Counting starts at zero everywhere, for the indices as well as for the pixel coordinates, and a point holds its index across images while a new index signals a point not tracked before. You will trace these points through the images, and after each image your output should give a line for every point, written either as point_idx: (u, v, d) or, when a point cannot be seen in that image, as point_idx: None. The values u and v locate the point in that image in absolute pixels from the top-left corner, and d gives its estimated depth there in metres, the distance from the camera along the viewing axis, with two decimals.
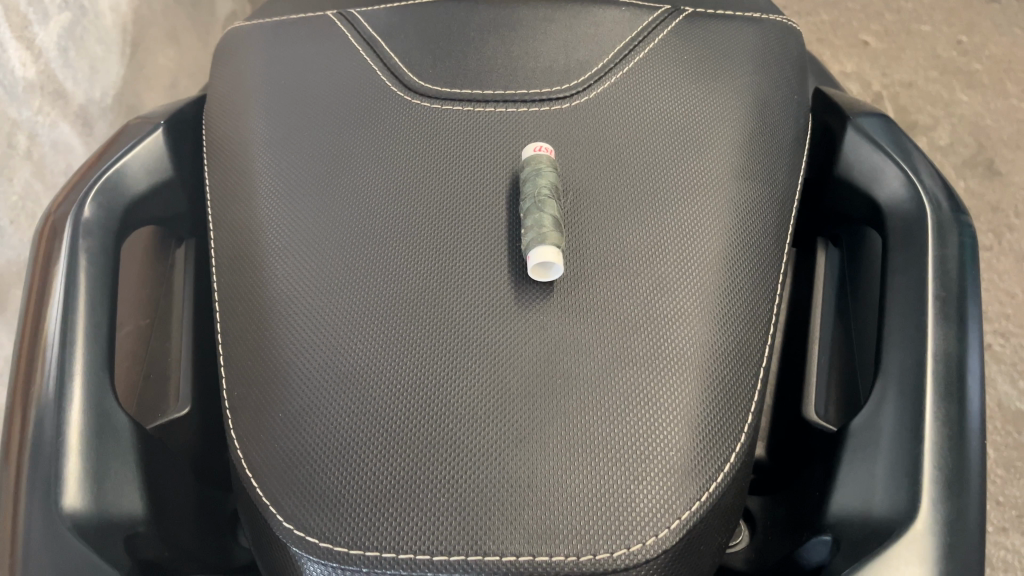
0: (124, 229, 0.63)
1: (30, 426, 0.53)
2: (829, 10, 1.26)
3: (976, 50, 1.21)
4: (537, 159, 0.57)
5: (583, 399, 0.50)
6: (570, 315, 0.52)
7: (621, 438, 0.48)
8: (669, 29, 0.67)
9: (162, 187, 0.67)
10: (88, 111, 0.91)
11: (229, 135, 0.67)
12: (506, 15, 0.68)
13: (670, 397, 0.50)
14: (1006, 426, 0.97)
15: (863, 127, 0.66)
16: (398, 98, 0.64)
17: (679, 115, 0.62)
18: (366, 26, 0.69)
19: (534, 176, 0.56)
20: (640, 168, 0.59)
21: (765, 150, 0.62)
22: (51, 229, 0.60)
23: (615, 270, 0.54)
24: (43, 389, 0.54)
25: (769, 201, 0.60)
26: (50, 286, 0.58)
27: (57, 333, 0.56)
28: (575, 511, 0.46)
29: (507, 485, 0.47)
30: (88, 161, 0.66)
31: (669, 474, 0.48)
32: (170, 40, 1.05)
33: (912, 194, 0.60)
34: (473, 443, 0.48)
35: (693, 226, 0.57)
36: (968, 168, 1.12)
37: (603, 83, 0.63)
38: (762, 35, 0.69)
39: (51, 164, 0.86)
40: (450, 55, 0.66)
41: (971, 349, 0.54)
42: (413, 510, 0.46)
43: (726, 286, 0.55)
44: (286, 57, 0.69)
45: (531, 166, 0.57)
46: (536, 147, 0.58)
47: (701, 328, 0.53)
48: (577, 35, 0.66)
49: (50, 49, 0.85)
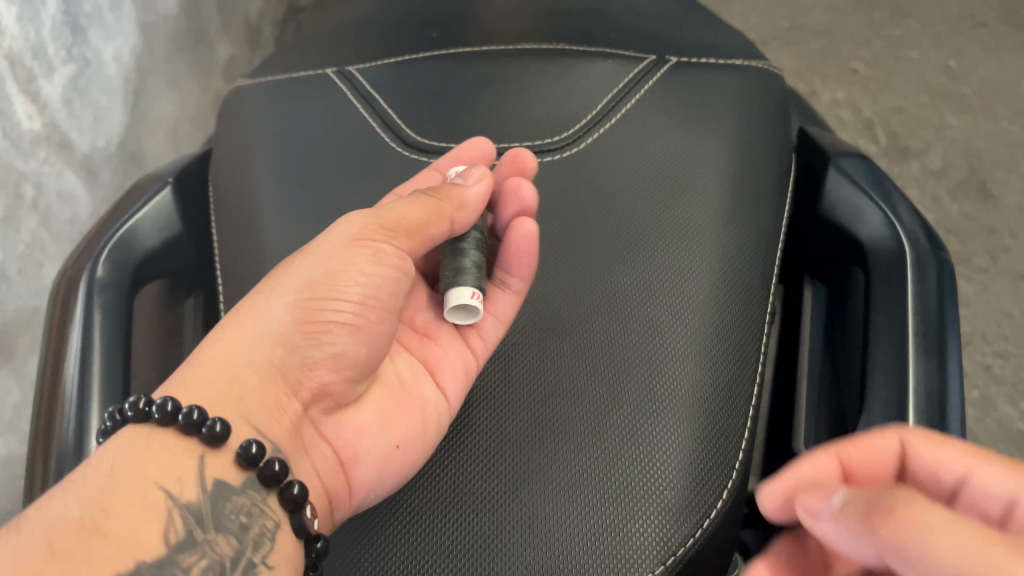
0: (135, 283, 0.66)
1: (52, 477, 0.56)
2: (819, 39, 1.28)
3: (965, 73, 1.23)
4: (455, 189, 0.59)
5: (585, 445, 0.53)
6: (579, 365, 0.56)
7: (613, 480, 0.52)
8: (654, 80, 0.70)
9: (172, 243, 0.70)
10: (92, 159, 0.92)
11: (234, 191, 0.69)
12: (497, 69, 0.71)
13: (667, 438, 0.54)
14: (1009, 447, 0.98)
15: (844, 168, 0.68)
16: (399, 155, 0.68)
17: (666, 163, 0.66)
18: (365, 84, 0.72)
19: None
20: (630, 217, 0.63)
21: (749, 197, 0.65)
22: (67, 285, 0.62)
23: (568, 362, 0.57)
24: (63, 442, 0.57)
25: (756, 242, 0.64)
26: (66, 339, 0.60)
27: (75, 387, 0.58)
28: (574, 549, 0.50)
29: (510, 526, 0.50)
30: (101, 219, 0.69)
31: (662, 513, 0.51)
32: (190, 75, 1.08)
33: (893, 233, 0.63)
34: (483, 491, 0.52)
35: (654, 342, 0.57)
36: (960, 192, 1.15)
37: (591, 134, 0.67)
38: (744, 81, 0.72)
39: (56, 214, 0.87)
40: (446, 110, 0.70)
41: (951, 383, 0.55)
42: (431, 555, 0.50)
43: (703, 385, 0.56)
44: (290, 115, 0.72)
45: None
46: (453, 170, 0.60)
47: (654, 430, 0.54)
48: (567, 89, 0.70)
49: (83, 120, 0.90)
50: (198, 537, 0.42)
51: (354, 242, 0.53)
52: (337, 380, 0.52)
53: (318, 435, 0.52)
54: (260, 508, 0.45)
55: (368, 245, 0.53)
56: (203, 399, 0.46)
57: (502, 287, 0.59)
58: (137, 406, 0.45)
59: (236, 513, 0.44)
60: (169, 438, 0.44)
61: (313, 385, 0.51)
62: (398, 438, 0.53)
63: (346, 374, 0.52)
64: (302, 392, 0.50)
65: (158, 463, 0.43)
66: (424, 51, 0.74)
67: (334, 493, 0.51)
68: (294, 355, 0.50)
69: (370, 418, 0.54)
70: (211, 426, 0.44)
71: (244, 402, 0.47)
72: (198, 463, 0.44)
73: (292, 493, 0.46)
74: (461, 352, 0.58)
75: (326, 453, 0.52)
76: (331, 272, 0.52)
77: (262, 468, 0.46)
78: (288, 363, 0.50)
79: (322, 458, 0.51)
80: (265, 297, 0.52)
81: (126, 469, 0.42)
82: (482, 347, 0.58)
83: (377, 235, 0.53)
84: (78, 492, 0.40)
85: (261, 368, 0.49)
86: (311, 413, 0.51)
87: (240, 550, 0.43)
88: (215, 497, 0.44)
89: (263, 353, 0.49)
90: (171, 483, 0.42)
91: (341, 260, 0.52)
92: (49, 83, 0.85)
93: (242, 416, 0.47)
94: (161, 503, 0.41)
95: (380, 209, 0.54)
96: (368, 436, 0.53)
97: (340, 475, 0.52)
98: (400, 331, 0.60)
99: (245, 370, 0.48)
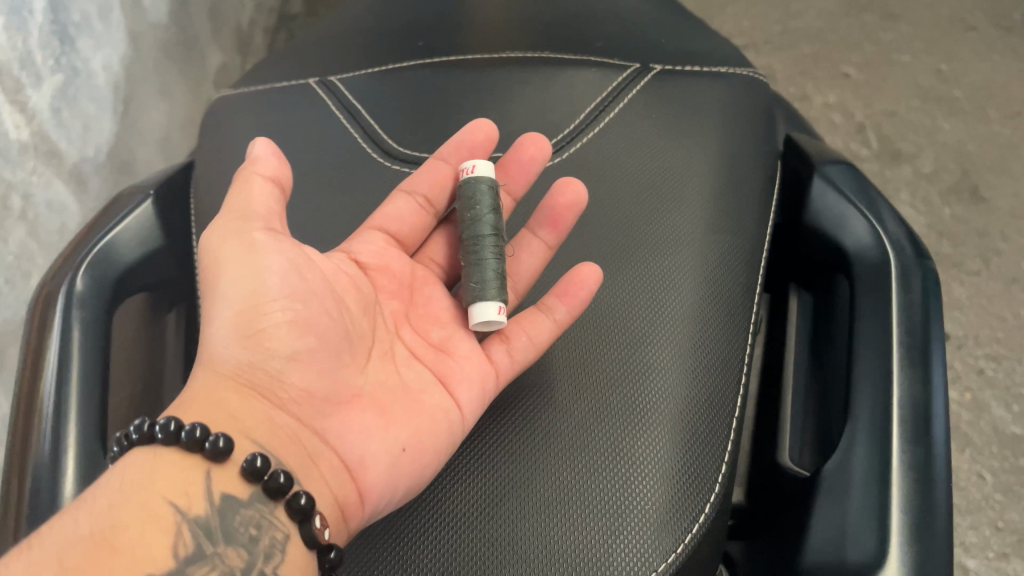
0: (116, 296, 0.65)
1: (27, 493, 0.55)
2: (810, 43, 1.28)
3: (956, 77, 1.23)
4: (478, 184, 0.58)
5: (565, 461, 0.53)
6: (561, 379, 0.56)
7: (594, 496, 0.51)
8: (640, 88, 0.70)
9: (154, 255, 0.69)
10: (81, 170, 0.91)
11: (216, 202, 0.69)
12: (481, 78, 0.71)
13: (649, 453, 0.53)
14: (1002, 451, 0.98)
15: (829, 176, 0.68)
16: (382, 166, 0.67)
17: (650, 172, 0.65)
18: (348, 94, 0.72)
19: (475, 219, 0.57)
20: (614, 229, 0.63)
21: (733, 206, 0.65)
22: (46, 299, 0.62)
23: (550, 377, 0.56)
24: (39, 457, 0.56)
25: (742, 251, 0.64)
26: (44, 353, 0.59)
27: (52, 402, 0.58)
28: (553, 568, 0.49)
29: (490, 544, 0.50)
30: (82, 232, 0.68)
31: (643, 529, 0.51)
32: (179, 82, 1.07)
33: (878, 241, 0.62)
34: (463, 509, 0.51)
35: (637, 353, 0.57)
36: (952, 195, 1.15)
37: (576, 143, 0.67)
38: (729, 88, 0.72)
39: (44, 224, 0.86)
40: (429, 119, 0.69)
41: (935, 393, 0.55)
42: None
43: (687, 400, 0.55)
44: (273, 126, 0.72)
45: (472, 192, 0.58)
46: (472, 166, 0.59)
47: (636, 446, 0.53)
48: (552, 97, 0.69)
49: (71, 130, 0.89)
50: (208, 550, 0.41)
51: (247, 235, 0.51)
52: (314, 378, 0.49)
53: (320, 442, 0.49)
54: (269, 520, 0.45)
55: (245, 237, 0.51)
56: (201, 416, 0.46)
57: (544, 312, 0.57)
58: (142, 429, 0.44)
59: (245, 525, 0.43)
60: (171, 454, 0.44)
61: (291, 393, 0.49)
62: (403, 439, 0.51)
63: (321, 371, 0.50)
64: (285, 403, 0.48)
65: (164, 478, 0.43)
66: (408, 60, 0.74)
67: (345, 502, 0.48)
68: (257, 366, 0.48)
69: (372, 420, 0.51)
70: (215, 441, 0.44)
71: (236, 416, 0.47)
72: (205, 476, 0.44)
73: (299, 503, 0.45)
74: (480, 366, 0.56)
75: (333, 459, 0.49)
76: (241, 276, 0.50)
77: (268, 481, 0.45)
78: (256, 375, 0.48)
79: (327, 466, 0.48)
80: (208, 320, 0.50)
81: (135, 485, 0.42)
82: (509, 368, 0.56)
83: (243, 225, 0.51)
84: (88, 509, 0.40)
85: (237, 386, 0.48)
86: (305, 419, 0.49)
87: (250, 563, 0.42)
88: (223, 511, 0.43)
89: (237, 369, 0.48)
90: (179, 498, 0.42)
91: (245, 261, 0.50)
92: (37, 94, 0.84)
93: (243, 431, 0.46)
94: (170, 517, 0.41)
95: (227, 205, 0.53)
96: (375, 438, 0.50)
97: (348, 482, 0.49)
98: (408, 337, 0.57)
99: (228, 390, 0.47)
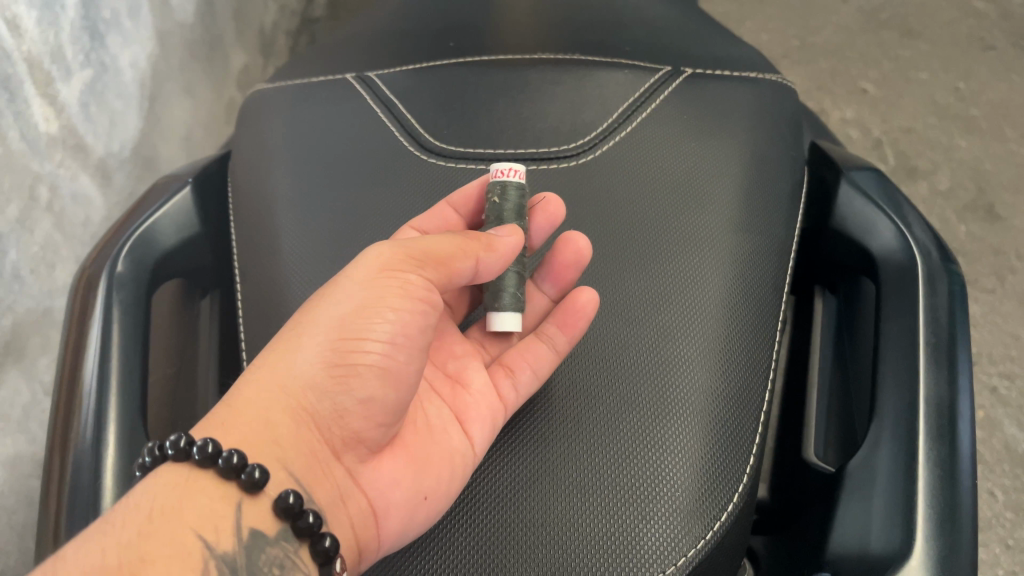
0: (155, 281, 0.67)
1: (69, 469, 0.57)
2: (828, 58, 1.29)
3: (974, 96, 1.24)
4: (505, 188, 0.58)
5: (596, 448, 0.54)
6: (595, 370, 0.57)
7: (626, 481, 0.52)
8: (670, 90, 0.71)
9: (190, 241, 0.71)
10: (107, 164, 0.88)
11: (253, 193, 0.70)
12: (515, 78, 0.72)
13: (678, 442, 0.54)
14: (1014, 469, 0.99)
15: (857, 181, 0.69)
16: (416, 159, 0.69)
17: (679, 174, 0.66)
18: (384, 89, 0.74)
19: (497, 218, 0.58)
20: (644, 227, 0.63)
21: (762, 211, 0.66)
22: (87, 282, 0.63)
23: (585, 369, 0.58)
24: (81, 435, 0.57)
25: (768, 252, 0.64)
26: (86, 335, 0.61)
27: (93, 385, 0.59)
28: (584, 549, 0.50)
29: (521, 526, 0.51)
30: (121, 218, 0.69)
31: (672, 514, 0.52)
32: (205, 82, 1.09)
33: (905, 246, 0.63)
34: (497, 494, 0.53)
35: (669, 345, 0.58)
36: (969, 213, 1.15)
37: (607, 142, 0.68)
38: (758, 93, 0.73)
39: (70, 217, 0.84)
40: (464, 115, 0.71)
41: (962, 393, 0.56)
42: (442, 558, 0.51)
43: (717, 392, 0.56)
44: (310, 119, 0.73)
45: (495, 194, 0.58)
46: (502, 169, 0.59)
47: (668, 434, 0.54)
48: (582, 98, 0.71)
49: (99, 124, 0.87)
50: None
51: (388, 274, 0.51)
52: (370, 426, 0.51)
53: (352, 483, 0.51)
54: (292, 560, 0.45)
55: (398, 278, 0.51)
56: (243, 442, 0.47)
57: (546, 342, 0.59)
58: (178, 445, 0.45)
59: (269, 565, 0.44)
60: (209, 483, 0.45)
61: (345, 432, 0.50)
62: (425, 489, 0.52)
63: (379, 423, 0.51)
64: (332, 439, 0.50)
65: (196, 508, 0.43)
66: (441, 59, 0.76)
67: (364, 543, 0.50)
68: (323, 400, 0.49)
69: (400, 469, 0.53)
70: (251, 472, 0.45)
71: (281, 445, 0.48)
72: (235, 510, 0.45)
73: (323, 546, 0.46)
74: (492, 402, 0.57)
75: (360, 501, 0.51)
76: (361, 307, 0.51)
77: (297, 519, 0.46)
78: (321, 409, 0.49)
79: (355, 508, 0.50)
80: (293, 343, 0.50)
81: (164, 514, 0.42)
82: (514, 400, 0.57)
83: (406, 266, 0.52)
84: (117, 536, 0.40)
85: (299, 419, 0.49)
86: (345, 460, 0.51)
87: None
88: (250, 548, 0.44)
89: (293, 396, 0.49)
90: (209, 532, 0.43)
91: (372, 296, 0.51)
92: (65, 87, 0.81)
93: (281, 461, 0.48)
94: (198, 553, 0.41)
95: (406, 240, 0.53)
96: (400, 486, 0.52)
97: (371, 526, 0.51)
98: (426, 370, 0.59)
99: (279, 414, 0.48)
